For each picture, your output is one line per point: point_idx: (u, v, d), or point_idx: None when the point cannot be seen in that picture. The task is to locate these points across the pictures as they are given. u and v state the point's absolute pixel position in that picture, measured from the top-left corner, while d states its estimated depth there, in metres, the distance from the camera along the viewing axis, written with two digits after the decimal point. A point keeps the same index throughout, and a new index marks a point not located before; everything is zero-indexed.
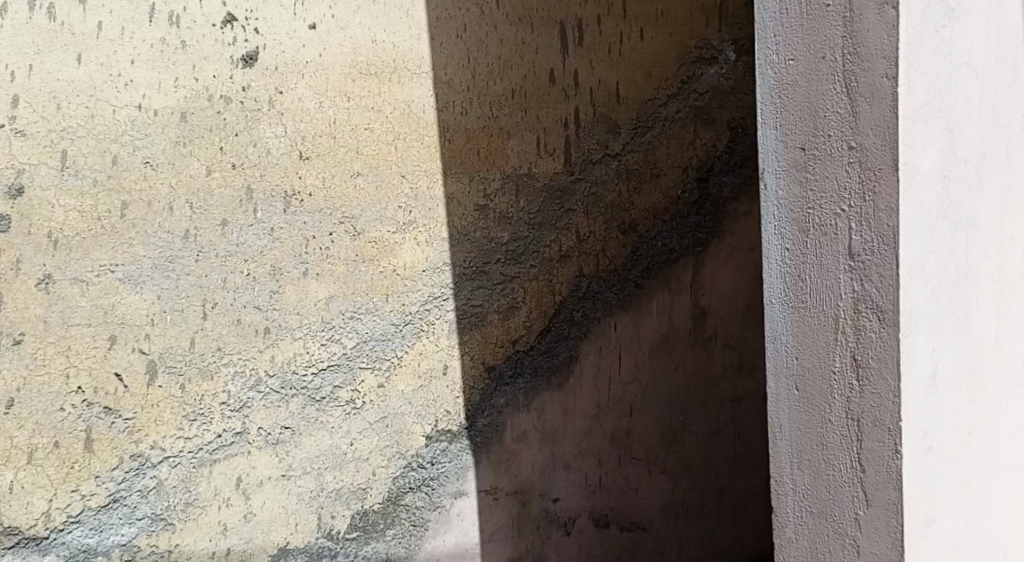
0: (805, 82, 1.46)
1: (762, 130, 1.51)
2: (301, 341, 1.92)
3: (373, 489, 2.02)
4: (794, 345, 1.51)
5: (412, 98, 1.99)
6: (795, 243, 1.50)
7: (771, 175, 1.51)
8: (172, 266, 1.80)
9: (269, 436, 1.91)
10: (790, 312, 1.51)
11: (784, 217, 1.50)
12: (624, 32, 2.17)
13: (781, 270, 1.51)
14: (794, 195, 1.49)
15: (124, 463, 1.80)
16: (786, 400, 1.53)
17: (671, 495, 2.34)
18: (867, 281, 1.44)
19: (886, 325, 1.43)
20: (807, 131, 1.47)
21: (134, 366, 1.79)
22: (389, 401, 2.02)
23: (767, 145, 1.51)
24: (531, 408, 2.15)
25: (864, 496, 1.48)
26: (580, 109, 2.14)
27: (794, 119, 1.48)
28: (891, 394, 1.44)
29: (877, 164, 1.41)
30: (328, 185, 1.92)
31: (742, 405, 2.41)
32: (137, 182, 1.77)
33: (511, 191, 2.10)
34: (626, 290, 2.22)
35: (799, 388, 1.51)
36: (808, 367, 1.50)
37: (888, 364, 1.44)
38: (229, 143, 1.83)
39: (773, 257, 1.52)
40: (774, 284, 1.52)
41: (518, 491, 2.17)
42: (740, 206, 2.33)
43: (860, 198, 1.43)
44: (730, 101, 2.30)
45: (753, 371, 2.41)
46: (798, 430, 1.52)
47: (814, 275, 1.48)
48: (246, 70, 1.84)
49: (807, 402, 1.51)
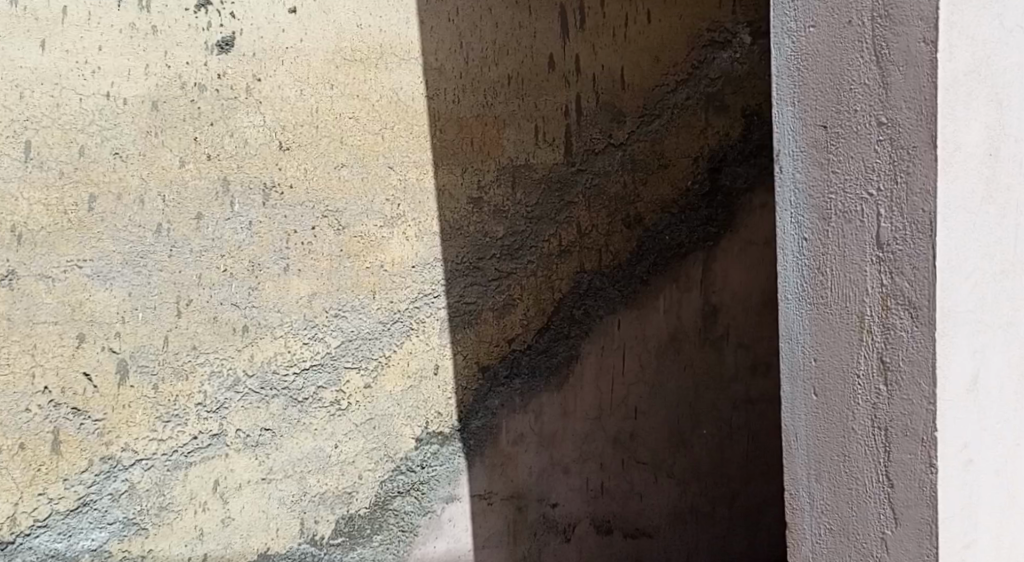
0: (827, 51, 1.36)
1: (779, 107, 1.42)
2: (282, 340, 1.85)
3: (360, 493, 1.94)
4: (812, 342, 1.42)
5: (399, 85, 1.91)
6: (814, 232, 1.40)
7: (786, 159, 1.42)
8: (143, 261, 1.73)
9: (248, 438, 1.84)
10: (809, 307, 1.42)
11: (802, 204, 1.41)
12: (630, 15, 2.08)
13: (799, 262, 1.42)
14: (814, 180, 1.39)
15: (94, 466, 1.73)
16: (802, 405, 1.44)
17: (677, 501, 2.25)
18: (898, 274, 1.33)
19: (920, 323, 1.33)
20: (828, 107, 1.37)
21: (104, 366, 1.72)
22: (376, 402, 1.94)
23: (784, 125, 1.41)
24: (527, 409, 2.07)
25: (892, 513, 1.37)
26: (581, 97, 2.06)
27: (813, 94, 1.38)
28: (925, 400, 1.33)
29: (910, 143, 1.30)
30: (309, 176, 1.84)
31: (756, 406, 2.30)
32: (106, 175, 1.70)
33: (507, 183, 2.02)
34: (631, 287, 2.13)
35: (817, 391, 1.42)
36: (828, 367, 1.40)
37: (920, 364, 1.33)
38: (203, 133, 1.76)
39: (789, 248, 1.43)
40: (790, 277, 1.43)
41: (515, 496, 2.09)
42: (755, 198, 2.23)
43: (890, 180, 1.32)
44: (746, 87, 2.20)
45: (767, 371, 2.30)
46: (816, 438, 1.43)
47: (835, 266, 1.38)
48: (221, 57, 1.76)
49: (826, 408, 1.41)
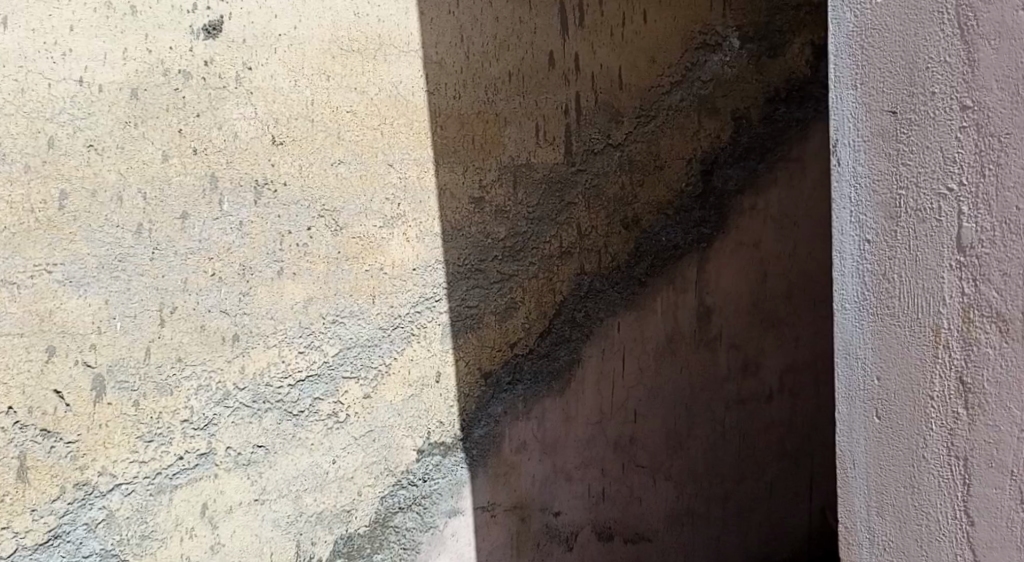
0: (897, 26, 1.28)
1: (840, 92, 1.34)
2: (276, 349, 1.71)
3: (359, 511, 1.81)
4: (873, 353, 1.34)
5: (400, 78, 1.77)
6: (877, 233, 1.32)
7: (845, 151, 1.34)
8: (122, 266, 1.58)
9: (239, 457, 1.70)
10: (869, 315, 1.33)
11: (864, 202, 1.33)
12: (627, 14, 1.94)
13: (859, 267, 1.34)
14: (880, 172, 1.31)
15: (67, 493, 1.57)
16: (861, 425, 1.36)
17: (676, 502, 2.11)
18: (982, 281, 1.23)
19: (1009, 339, 1.22)
20: (896, 91, 1.28)
21: (78, 383, 1.57)
22: (376, 413, 1.81)
23: (844, 110, 1.34)
24: (530, 416, 1.94)
25: (971, 552, 1.27)
26: (581, 96, 1.92)
27: (878, 77, 1.30)
28: (1014, 425, 1.22)
29: (1000, 131, 1.20)
30: (305, 172, 1.71)
31: (747, 407, 2.16)
32: (79, 170, 1.55)
33: (508, 182, 1.89)
34: (631, 289, 2.00)
35: (880, 410, 1.34)
36: (896, 379, 1.32)
37: (1009, 385, 1.22)
38: (188, 125, 1.61)
39: (847, 252, 1.35)
40: (848, 284, 1.35)
41: (518, 507, 1.96)
42: (745, 200, 2.09)
43: (974, 173, 1.23)
44: (735, 91, 2.05)
45: (758, 371, 2.16)
46: (877, 463, 1.35)
47: (902, 271, 1.30)
48: (209, 42, 1.62)
49: (889, 429, 1.33)
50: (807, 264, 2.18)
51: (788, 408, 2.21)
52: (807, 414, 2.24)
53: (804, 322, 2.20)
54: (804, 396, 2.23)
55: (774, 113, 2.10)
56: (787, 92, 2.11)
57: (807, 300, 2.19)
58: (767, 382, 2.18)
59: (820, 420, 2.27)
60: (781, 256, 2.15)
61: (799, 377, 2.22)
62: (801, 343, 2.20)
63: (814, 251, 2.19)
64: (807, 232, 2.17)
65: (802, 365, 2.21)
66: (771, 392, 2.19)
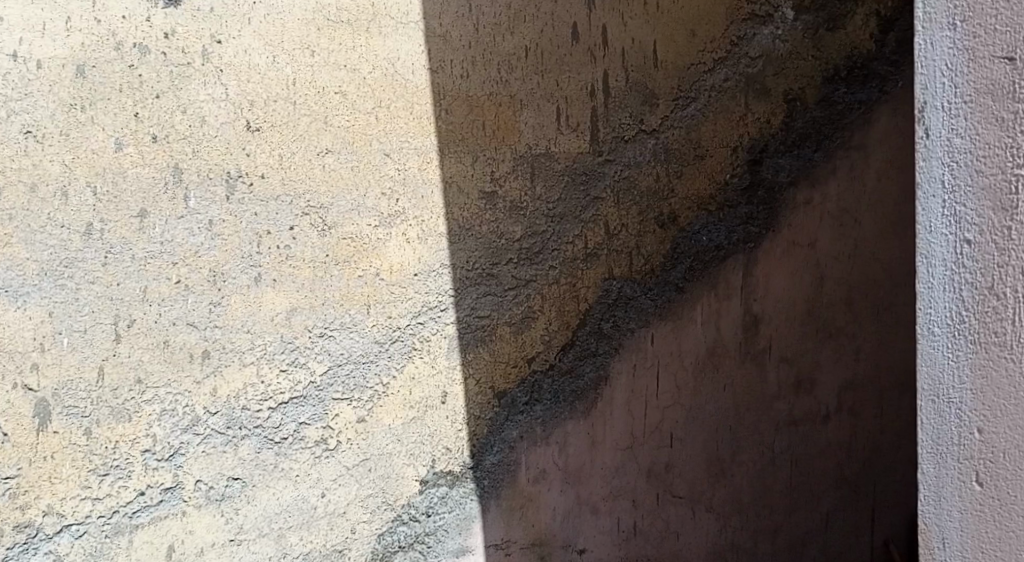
0: None
1: (933, 33, 1.11)
2: (253, 367, 1.49)
3: (353, 551, 1.58)
4: (976, 376, 1.10)
5: (398, 53, 1.55)
6: (983, 225, 1.09)
7: (938, 116, 1.11)
8: (68, 272, 1.37)
9: (211, 491, 1.47)
10: (966, 337, 1.11)
11: (962, 188, 1.10)
12: None
13: (954, 279, 1.11)
14: (990, 138, 1.08)
15: (6, 537, 1.36)
16: (953, 491, 1.13)
17: (717, 537, 1.85)
18: None
19: None
20: (1014, 29, 1.05)
21: (18, 409, 1.36)
22: (372, 439, 1.58)
23: (938, 57, 1.10)
24: (550, 441, 1.70)
25: None
26: (609, 75, 1.68)
27: (990, 11, 1.06)
28: None
29: None
30: (286, 163, 1.48)
31: (799, 429, 1.87)
32: (13, 159, 1.34)
33: (525, 174, 1.65)
34: (666, 295, 1.75)
35: (983, 459, 1.11)
36: (1009, 400, 1.08)
37: None
38: (146, 108, 1.40)
39: (938, 256, 1.12)
40: (937, 298, 1.13)
41: (536, 545, 1.71)
42: (798, 194, 1.80)
43: None
44: (789, 69, 1.78)
45: (812, 389, 1.87)
46: (976, 544, 1.12)
47: (1018, 280, 1.07)
48: (169, 11, 1.40)
49: (994, 497, 1.10)
50: (873, 267, 1.87)
51: (846, 431, 1.91)
52: (868, 435, 1.93)
53: (867, 332, 1.89)
54: (867, 417, 1.92)
55: (832, 95, 1.81)
56: (848, 70, 1.82)
57: (869, 306, 1.88)
58: (823, 400, 1.89)
59: (884, 443, 1.95)
60: (839, 257, 1.85)
61: (860, 395, 1.91)
62: (863, 355, 1.90)
63: (879, 253, 1.87)
64: (868, 230, 1.86)
65: (863, 381, 1.91)
66: (829, 412, 1.89)
